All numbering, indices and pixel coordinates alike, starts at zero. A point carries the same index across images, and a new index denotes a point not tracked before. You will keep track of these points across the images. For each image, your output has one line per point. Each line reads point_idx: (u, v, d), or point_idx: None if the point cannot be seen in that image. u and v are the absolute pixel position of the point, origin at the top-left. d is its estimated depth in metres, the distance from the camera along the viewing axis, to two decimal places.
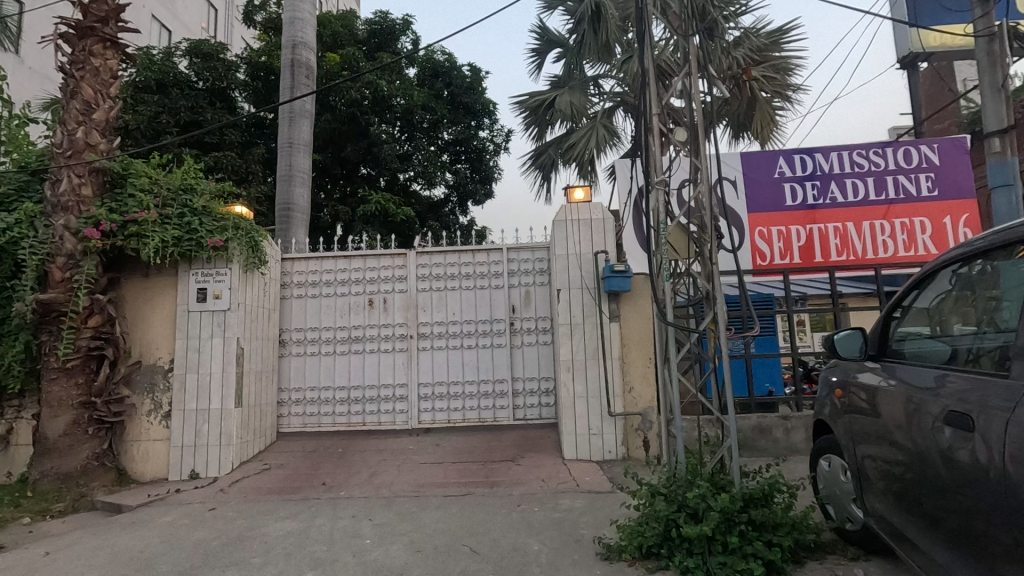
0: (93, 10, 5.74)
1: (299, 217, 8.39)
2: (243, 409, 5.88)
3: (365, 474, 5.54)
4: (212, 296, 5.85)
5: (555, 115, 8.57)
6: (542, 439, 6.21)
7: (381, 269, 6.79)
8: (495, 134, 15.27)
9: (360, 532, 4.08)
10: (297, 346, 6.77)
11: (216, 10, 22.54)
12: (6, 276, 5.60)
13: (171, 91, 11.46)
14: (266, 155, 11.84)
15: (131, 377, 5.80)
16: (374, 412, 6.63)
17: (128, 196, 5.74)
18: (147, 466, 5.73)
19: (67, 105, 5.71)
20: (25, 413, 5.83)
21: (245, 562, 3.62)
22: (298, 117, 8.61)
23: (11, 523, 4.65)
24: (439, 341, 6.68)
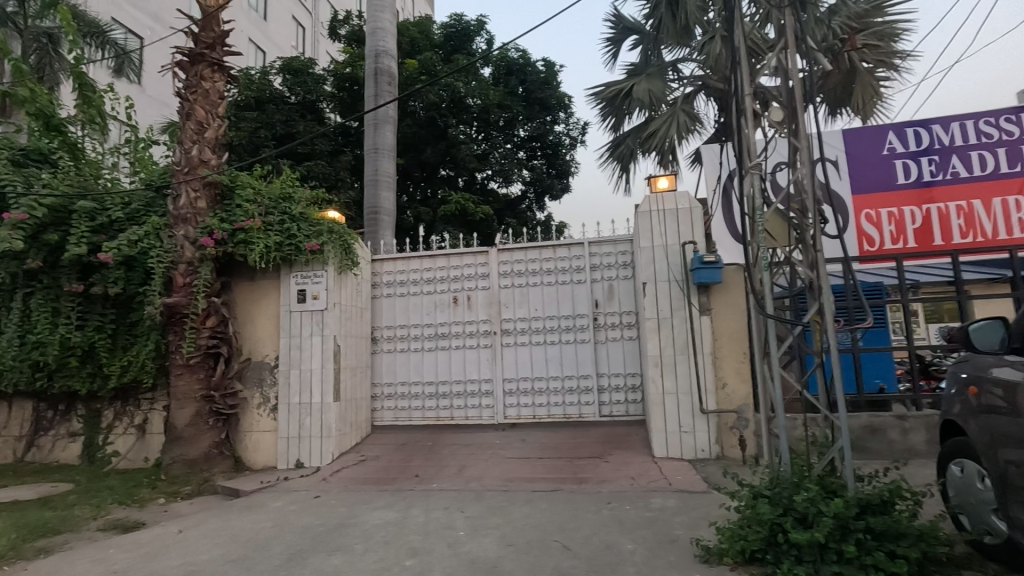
0: (203, 38, 6.26)
1: (385, 219, 8.77)
2: (341, 403, 6.23)
3: (454, 467, 5.69)
4: (311, 297, 6.23)
5: (633, 104, 8.32)
6: (629, 436, 6.09)
7: (464, 268, 6.92)
8: (571, 128, 15.21)
9: (453, 524, 4.18)
10: (388, 343, 7.06)
11: (304, 28, 24.10)
12: (137, 284, 6.22)
13: (268, 107, 12.35)
14: (353, 161, 12.45)
15: (244, 373, 6.33)
16: (462, 407, 6.78)
17: (236, 207, 6.26)
18: (258, 454, 6.22)
19: (183, 126, 6.29)
20: (157, 405, 6.50)
21: (349, 548, 3.82)
22: (382, 123, 8.95)
23: (149, 502, 5.22)
24: (522, 337, 6.72)
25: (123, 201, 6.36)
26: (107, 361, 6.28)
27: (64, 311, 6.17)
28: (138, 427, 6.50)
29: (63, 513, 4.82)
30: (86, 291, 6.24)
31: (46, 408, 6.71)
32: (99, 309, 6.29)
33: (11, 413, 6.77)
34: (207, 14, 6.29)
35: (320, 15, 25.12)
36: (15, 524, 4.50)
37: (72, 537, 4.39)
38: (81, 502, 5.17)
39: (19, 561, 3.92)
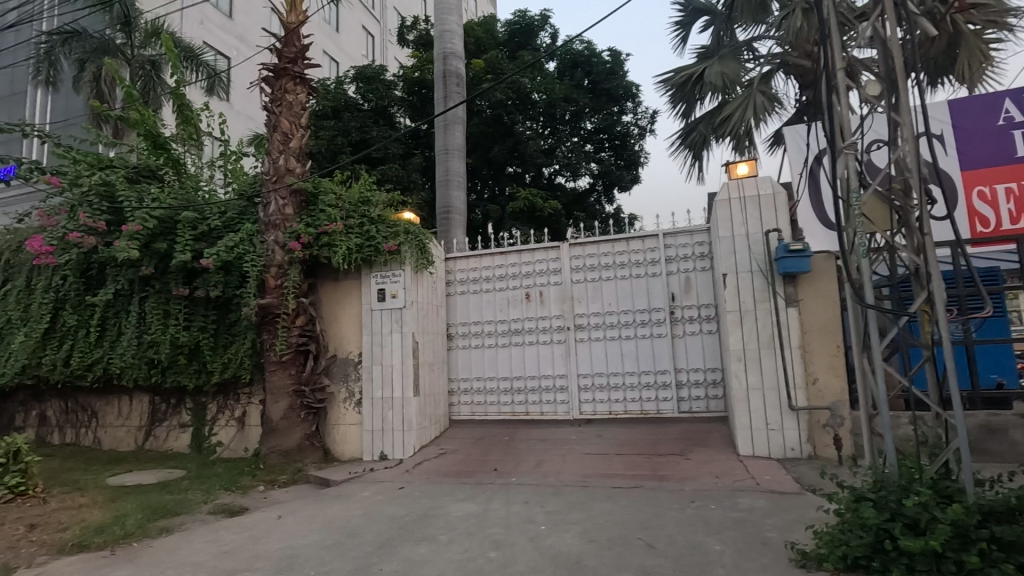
0: (286, 53, 6.63)
1: (457, 219, 8.94)
2: (420, 397, 6.44)
3: (532, 462, 5.72)
4: (390, 296, 6.47)
5: (705, 89, 7.99)
6: (711, 433, 5.88)
7: (536, 263, 6.94)
8: (639, 117, 14.88)
9: (534, 518, 4.21)
10: (463, 339, 7.21)
11: (375, 37, 24.99)
12: (235, 286, 6.73)
13: (343, 115, 12.93)
14: (423, 163, 12.80)
15: (331, 368, 6.69)
16: (537, 403, 6.81)
17: (319, 212, 6.60)
18: (346, 446, 6.55)
19: (270, 138, 6.68)
20: (254, 399, 6.99)
21: (434, 538, 3.94)
22: (452, 124, 9.13)
23: (251, 489, 5.64)
24: (597, 332, 6.64)
25: (220, 210, 6.88)
26: (209, 359, 6.81)
27: (173, 314, 6.77)
28: (238, 419, 7.03)
29: (179, 497, 5.30)
30: (191, 295, 6.80)
31: (160, 402, 7.39)
32: (202, 310, 6.87)
33: (131, 406, 7.51)
34: (289, 30, 6.66)
35: (388, 23, 25.97)
36: (140, 505, 5.00)
37: (188, 518, 4.82)
38: (193, 487, 5.65)
39: (145, 539, 4.35)
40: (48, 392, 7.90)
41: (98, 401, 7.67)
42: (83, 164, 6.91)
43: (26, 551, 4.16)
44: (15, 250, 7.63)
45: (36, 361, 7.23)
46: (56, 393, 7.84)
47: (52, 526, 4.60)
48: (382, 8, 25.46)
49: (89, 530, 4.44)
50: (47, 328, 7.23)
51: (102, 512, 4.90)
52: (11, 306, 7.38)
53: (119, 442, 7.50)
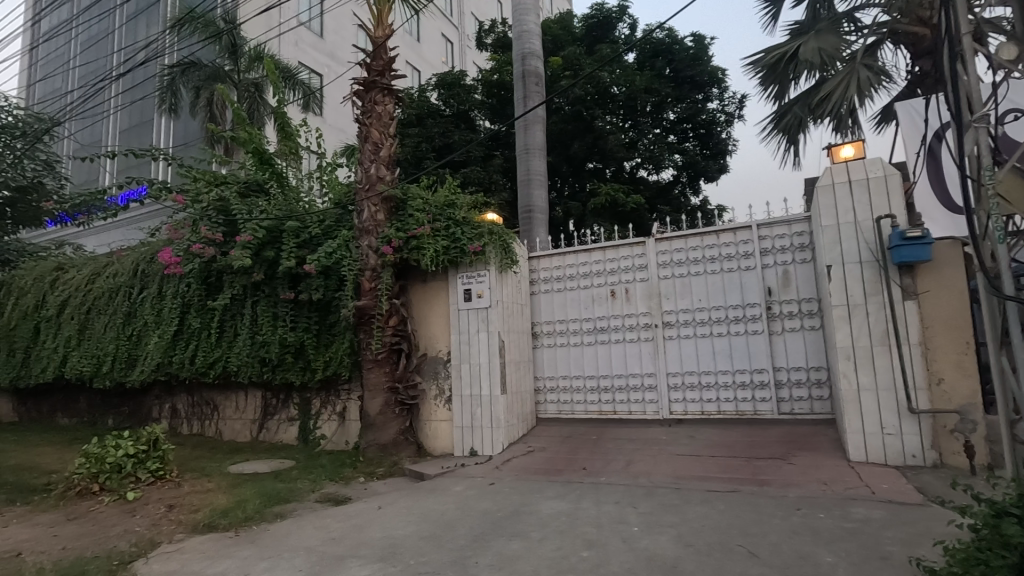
0: (374, 67, 6.96)
1: (539, 217, 8.98)
2: (508, 395, 6.53)
3: (622, 461, 5.63)
4: (476, 295, 6.63)
5: (800, 67, 7.44)
6: (816, 436, 5.49)
7: (621, 259, 6.81)
8: (726, 103, 14.21)
9: (626, 519, 4.14)
10: (548, 338, 7.22)
11: (453, 43, 25.63)
12: (333, 289, 7.17)
13: (427, 122, 13.39)
14: (504, 163, 12.99)
15: (422, 366, 6.96)
16: (624, 402, 6.68)
17: (408, 216, 6.87)
18: (437, 441, 6.79)
19: (362, 148, 7.04)
20: (353, 396, 7.42)
21: (526, 534, 3.99)
22: (532, 123, 9.17)
23: (353, 480, 6.00)
24: (687, 329, 6.41)
25: (319, 218, 7.35)
26: (313, 358, 7.32)
27: (282, 316, 7.36)
28: (339, 414, 7.50)
29: (291, 485, 5.74)
30: (296, 299, 7.34)
31: (271, 397, 8.04)
32: (305, 313, 7.39)
33: (247, 401, 8.23)
34: (377, 44, 6.98)
35: (466, 28, 26.53)
36: (257, 492, 5.47)
37: (299, 505, 5.21)
38: (302, 476, 6.10)
39: (263, 522, 4.76)
40: (177, 387, 8.84)
41: (218, 395, 8.47)
42: (203, 182, 7.60)
43: (167, 529, 4.68)
44: (150, 261, 8.61)
45: (168, 360, 8.11)
46: (184, 388, 8.75)
47: (186, 508, 5.14)
48: (460, 14, 26.05)
49: (216, 513, 4.93)
50: (176, 330, 8.09)
51: (227, 496, 5.42)
52: (147, 311, 8.34)
53: (237, 434, 8.25)
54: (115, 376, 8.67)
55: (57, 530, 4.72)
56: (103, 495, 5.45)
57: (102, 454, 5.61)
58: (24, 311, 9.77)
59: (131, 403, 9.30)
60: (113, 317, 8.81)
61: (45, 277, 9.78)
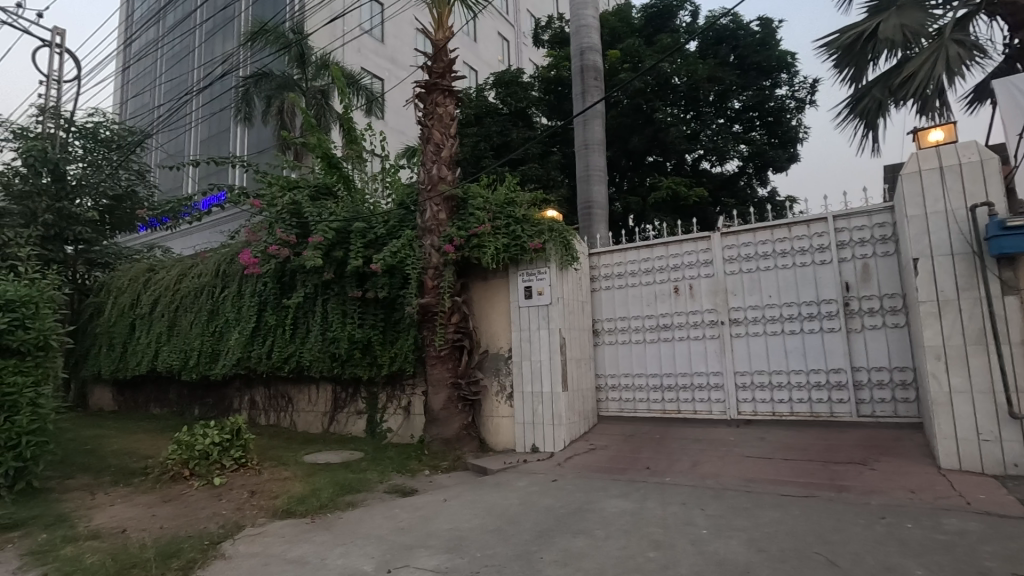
0: (435, 70, 7.09)
1: (599, 213, 8.89)
2: (569, 392, 6.52)
3: (687, 462, 5.50)
4: (537, 293, 6.65)
5: (879, 47, 6.95)
6: (900, 441, 5.14)
7: (685, 255, 6.62)
8: (796, 89, 13.52)
9: (694, 520, 4.05)
10: (609, 335, 7.14)
11: (509, 41, 25.73)
12: (398, 288, 7.38)
13: (485, 121, 13.56)
14: (562, 160, 12.94)
15: (484, 363, 7.06)
16: (689, 401, 6.51)
17: (469, 215, 6.97)
18: (499, 437, 6.87)
19: (424, 149, 7.19)
20: (417, 391, 7.63)
21: (591, 532, 3.98)
22: (591, 119, 9.07)
23: (418, 473, 6.18)
24: (756, 327, 6.16)
25: (384, 219, 7.59)
26: (380, 353, 7.59)
27: (351, 313, 7.68)
28: (404, 408, 7.73)
29: (360, 476, 5.98)
30: (363, 297, 7.63)
31: (340, 391, 8.40)
32: (372, 310, 7.67)
33: (318, 394, 8.64)
34: (437, 47, 7.13)
35: (522, 26, 26.58)
36: (330, 481, 5.73)
37: (369, 495, 5.42)
38: (371, 468, 6.34)
39: (337, 510, 4.99)
40: (255, 380, 9.39)
41: (292, 389, 8.94)
42: (277, 187, 8.01)
43: (250, 513, 5.00)
44: (230, 262, 9.20)
45: (247, 355, 8.64)
46: (261, 381, 9.29)
47: (266, 494, 5.47)
48: (516, 12, 26.11)
49: (293, 500, 5.21)
50: (254, 326, 8.61)
51: (302, 484, 5.72)
52: (228, 309, 8.92)
53: (309, 425, 8.67)
54: (200, 369, 9.31)
55: (155, 510, 5.14)
56: (193, 479, 5.89)
57: (191, 442, 6.05)
58: (122, 309, 10.69)
59: (215, 394, 9.96)
60: (198, 314, 9.48)
61: (139, 277, 10.64)
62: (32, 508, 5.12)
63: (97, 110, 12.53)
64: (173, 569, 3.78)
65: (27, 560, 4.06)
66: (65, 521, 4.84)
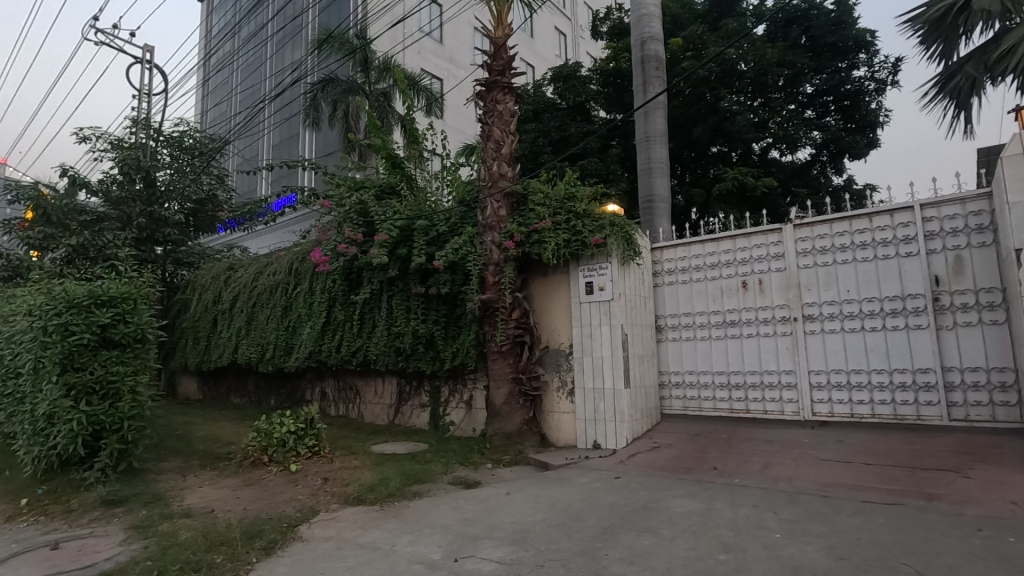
0: (495, 67, 7.16)
1: (661, 207, 8.68)
2: (632, 389, 6.42)
3: (757, 464, 5.29)
4: (598, 288, 6.59)
5: (972, 18, 6.34)
6: (999, 448, 4.73)
7: (754, 248, 6.36)
8: (877, 69, 12.64)
9: (766, 524, 3.89)
10: (673, 332, 6.97)
11: (567, 35, 25.57)
12: (459, 284, 7.51)
13: (544, 116, 13.54)
14: (622, 153, 12.73)
15: (544, 359, 7.07)
16: (759, 400, 6.26)
17: (529, 211, 6.98)
18: (560, 433, 6.87)
19: (485, 146, 7.26)
20: (478, 385, 7.75)
21: (657, 531, 3.91)
22: (653, 110, 8.85)
23: (481, 465, 6.28)
24: (832, 323, 5.84)
25: (445, 216, 7.73)
26: (442, 348, 7.76)
27: (415, 309, 7.89)
28: (466, 402, 7.87)
29: (426, 467, 6.15)
30: (426, 293, 7.81)
31: (405, 384, 8.66)
32: (435, 306, 7.85)
33: (384, 387, 8.94)
34: (497, 45, 7.17)
35: (579, 19, 26.36)
36: (398, 471, 5.92)
37: (434, 486, 5.57)
38: (435, 459, 6.50)
39: (404, 499, 5.16)
40: (326, 373, 9.82)
41: (360, 381, 9.29)
42: (344, 188, 8.31)
43: (324, 499, 5.25)
44: (303, 260, 9.66)
45: (318, 349, 9.06)
46: (331, 374, 9.71)
47: (339, 481, 5.73)
48: (573, 6, 25.91)
49: (364, 487, 5.43)
50: (324, 321, 9.02)
51: (371, 473, 5.94)
52: (300, 305, 9.37)
53: (376, 417, 9.00)
54: (276, 362, 9.86)
55: (239, 493, 5.50)
56: (272, 465, 6.26)
57: (270, 430, 6.42)
58: (206, 305, 11.46)
59: (289, 386, 10.51)
60: (274, 309, 10.03)
61: (220, 275, 11.37)
62: (133, 487, 5.60)
63: (182, 120, 13.48)
64: (257, 548, 4.03)
65: (131, 535, 4.45)
66: (161, 500, 5.26)
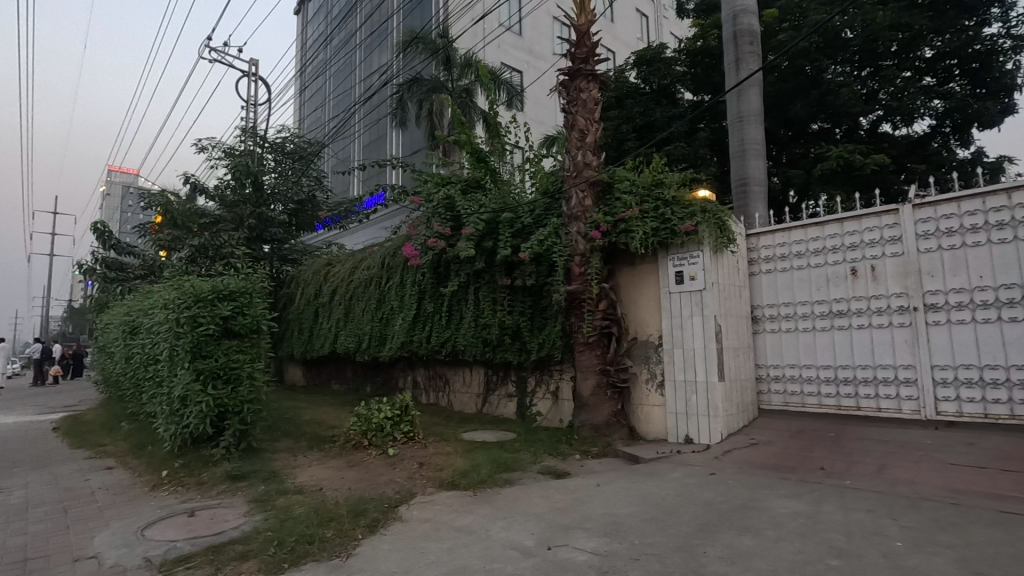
0: (578, 55, 7.07)
1: (757, 190, 8.20)
2: (726, 382, 6.14)
3: (871, 465, 4.88)
4: (689, 278, 6.36)
5: None
6: None
7: (865, 232, 5.85)
8: (1015, 23, 11.09)
9: (884, 531, 3.59)
10: (771, 322, 6.59)
11: (649, 17, 24.68)
12: (545, 275, 7.53)
13: (627, 102, 13.20)
14: (711, 136, 12.14)
15: (633, 350, 6.94)
16: (872, 397, 5.78)
17: (616, 200, 6.84)
18: (650, 426, 6.72)
19: (569, 136, 7.19)
20: (565, 376, 7.76)
21: (759, 532, 3.73)
22: (747, 89, 8.36)
23: (569, 456, 6.29)
24: (961, 313, 5.24)
25: (530, 208, 7.74)
26: (529, 339, 7.83)
27: (501, 300, 8.02)
28: (553, 393, 7.90)
29: (515, 455, 6.25)
30: (512, 285, 7.90)
31: (492, 374, 8.84)
32: (520, 297, 7.91)
33: (472, 376, 9.18)
34: (580, 32, 7.07)
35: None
36: (488, 458, 6.08)
37: (524, 475, 5.65)
38: (524, 448, 6.60)
39: (496, 486, 5.28)
40: (417, 362, 10.24)
41: (449, 370, 9.60)
42: (432, 183, 8.46)
43: (420, 482, 5.50)
44: (394, 255, 10.11)
45: (410, 339, 9.47)
46: (422, 363, 10.11)
47: (433, 466, 5.97)
48: None
49: (457, 473, 5.62)
50: (415, 313, 9.41)
51: (463, 460, 6.13)
52: (393, 297, 9.83)
53: (465, 405, 9.27)
54: (371, 352, 10.42)
55: (343, 473, 5.89)
56: (372, 448, 6.65)
57: (369, 415, 6.82)
58: (308, 298, 12.33)
59: (383, 374, 11.08)
60: (368, 302, 10.59)
61: (320, 271, 12.17)
62: (253, 463, 6.17)
63: (284, 127, 14.52)
64: (362, 526, 4.31)
65: (253, 506, 4.92)
66: (277, 477, 5.76)
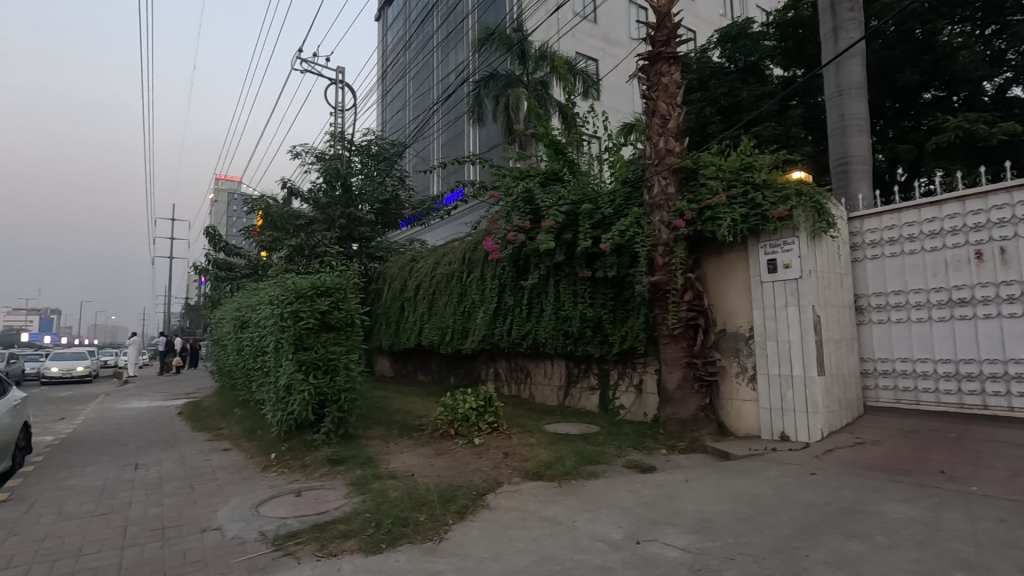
0: (658, 39, 6.84)
1: (859, 169, 7.55)
2: (827, 377, 5.74)
3: (1002, 470, 4.38)
4: (783, 266, 6.00)
5: None
6: None
7: (992, 211, 5.23)
8: None
9: (1020, 543, 3.22)
10: (879, 313, 6.09)
11: None
12: (626, 266, 7.39)
13: (710, 83, 12.61)
14: (805, 113, 11.33)
15: (721, 342, 6.67)
16: (1001, 395, 5.17)
17: (701, 186, 6.57)
18: (741, 421, 6.44)
19: (649, 123, 6.98)
20: (649, 369, 7.60)
21: (869, 537, 3.46)
22: (847, 60, 7.71)
23: (655, 451, 6.15)
24: None
25: (610, 198, 7.61)
26: (611, 332, 7.73)
27: (582, 293, 7.97)
28: (637, 386, 7.76)
29: (600, 448, 6.20)
30: (593, 277, 7.81)
31: (573, 367, 8.82)
32: (602, 289, 7.82)
33: (553, 369, 9.21)
34: (660, 15, 6.84)
35: None
36: (571, 450, 6.09)
37: (608, 468, 5.60)
38: (608, 441, 6.54)
39: (581, 478, 5.28)
40: (499, 355, 10.44)
41: (530, 363, 9.69)
42: (511, 177, 8.57)
43: (506, 472, 5.61)
44: (474, 250, 10.31)
45: (491, 332, 9.65)
46: (504, 356, 10.29)
47: (518, 457, 6.06)
48: None
49: (542, 464, 5.68)
50: (496, 306, 9.57)
51: (547, 451, 6.19)
52: (474, 291, 10.05)
53: (546, 397, 9.32)
54: (454, 344, 10.73)
55: (431, 461, 6.14)
56: (458, 437, 6.86)
57: (455, 405, 7.03)
58: (395, 293, 12.88)
59: (466, 366, 11.39)
60: (451, 296, 10.90)
61: (405, 267, 12.68)
62: (350, 449, 6.57)
63: (370, 130, 15.22)
64: (452, 511, 4.46)
65: (352, 489, 5.25)
66: (371, 463, 6.09)
